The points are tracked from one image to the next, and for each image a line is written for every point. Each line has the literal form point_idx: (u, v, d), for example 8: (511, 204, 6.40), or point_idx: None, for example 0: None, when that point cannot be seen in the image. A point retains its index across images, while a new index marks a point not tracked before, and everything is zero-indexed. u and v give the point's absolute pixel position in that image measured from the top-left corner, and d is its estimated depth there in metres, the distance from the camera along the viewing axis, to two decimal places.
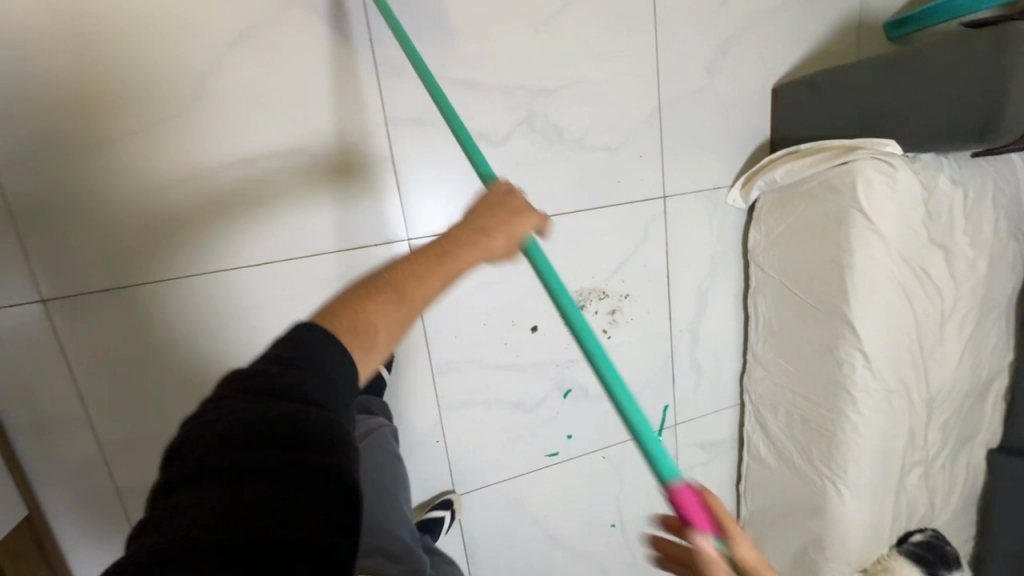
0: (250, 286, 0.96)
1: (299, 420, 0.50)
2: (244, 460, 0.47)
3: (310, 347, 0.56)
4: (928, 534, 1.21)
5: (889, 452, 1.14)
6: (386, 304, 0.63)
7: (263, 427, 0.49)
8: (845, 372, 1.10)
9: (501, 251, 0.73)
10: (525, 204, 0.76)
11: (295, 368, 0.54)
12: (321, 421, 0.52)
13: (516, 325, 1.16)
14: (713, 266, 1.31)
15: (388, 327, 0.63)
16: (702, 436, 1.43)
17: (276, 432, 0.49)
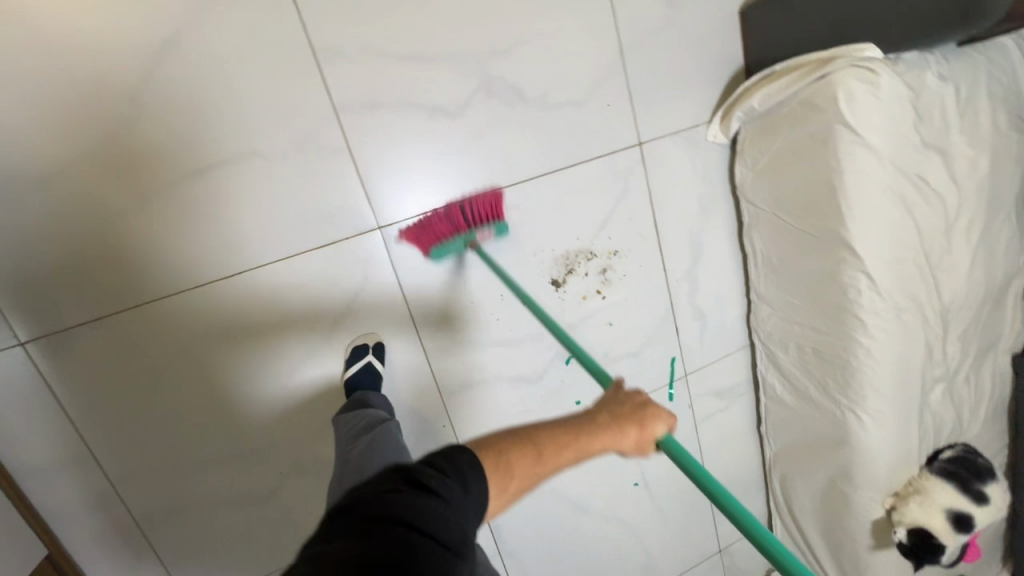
0: (229, 298, 0.95)
1: (414, 497, 0.58)
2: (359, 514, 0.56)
3: (455, 462, 0.66)
4: (958, 450, 1.17)
5: (909, 373, 1.10)
6: (526, 456, 0.71)
7: (409, 505, 0.57)
8: (851, 298, 1.06)
9: (629, 445, 0.74)
10: (653, 407, 0.79)
11: (443, 476, 0.63)
12: (432, 509, 0.58)
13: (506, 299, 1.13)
14: (702, 208, 1.26)
15: (523, 475, 0.70)
16: (715, 383, 1.40)
17: (408, 501, 0.58)
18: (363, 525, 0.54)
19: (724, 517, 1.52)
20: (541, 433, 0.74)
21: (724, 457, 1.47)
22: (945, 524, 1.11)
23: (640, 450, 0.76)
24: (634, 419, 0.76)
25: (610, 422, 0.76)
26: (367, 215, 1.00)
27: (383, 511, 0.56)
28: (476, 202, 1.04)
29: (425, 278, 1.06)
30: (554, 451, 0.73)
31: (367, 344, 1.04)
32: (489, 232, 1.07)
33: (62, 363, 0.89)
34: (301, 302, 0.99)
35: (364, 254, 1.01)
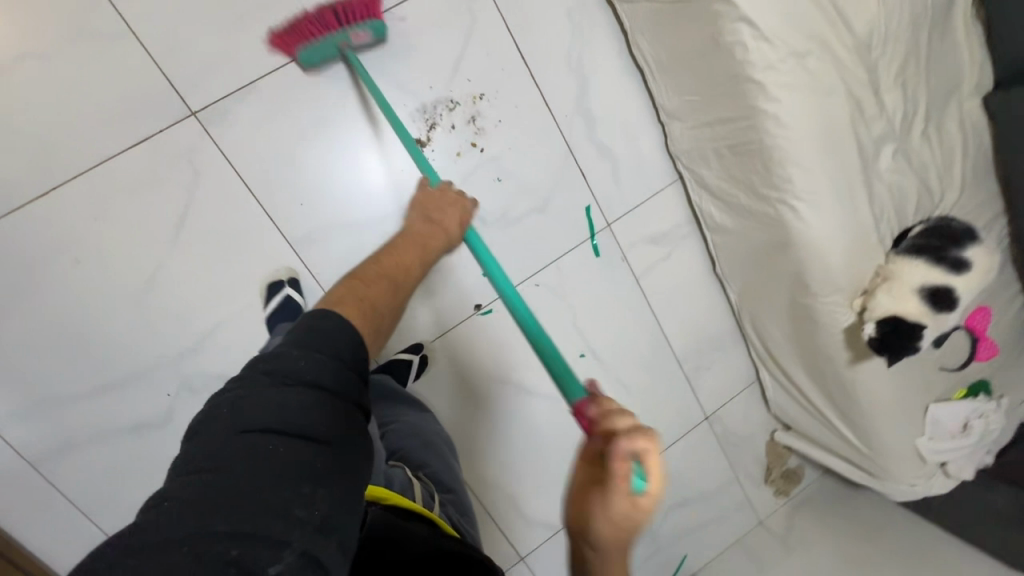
0: (52, 216, 0.90)
1: (283, 401, 0.56)
2: (245, 479, 0.51)
3: (312, 331, 0.63)
4: (929, 222, 0.96)
5: (837, 137, 0.91)
6: (382, 292, 0.80)
7: (281, 422, 0.55)
8: (740, 59, 0.88)
9: (455, 236, 0.96)
10: (454, 194, 0.99)
11: (313, 352, 0.61)
12: (301, 422, 0.56)
13: (369, 171, 1.04)
14: (576, 26, 1.10)
15: (389, 306, 0.80)
16: (649, 228, 1.24)
17: (279, 413, 0.55)
18: (254, 494, 0.50)
19: (702, 381, 1.37)
20: (378, 272, 0.84)
21: (684, 313, 1.31)
22: (921, 307, 0.92)
23: (457, 238, 0.97)
24: (441, 205, 0.97)
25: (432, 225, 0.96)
26: (177, 102, 0.93)
27: (278, 479, 0.51)
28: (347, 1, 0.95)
29: (343, 175, 1.03)
30: (401, 268, 0.88)
31: (281, 279, 1.01)
32: (365, 33, 0.96)
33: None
34: (133, 209, 0.93)
35: (189, 145, 0.94)
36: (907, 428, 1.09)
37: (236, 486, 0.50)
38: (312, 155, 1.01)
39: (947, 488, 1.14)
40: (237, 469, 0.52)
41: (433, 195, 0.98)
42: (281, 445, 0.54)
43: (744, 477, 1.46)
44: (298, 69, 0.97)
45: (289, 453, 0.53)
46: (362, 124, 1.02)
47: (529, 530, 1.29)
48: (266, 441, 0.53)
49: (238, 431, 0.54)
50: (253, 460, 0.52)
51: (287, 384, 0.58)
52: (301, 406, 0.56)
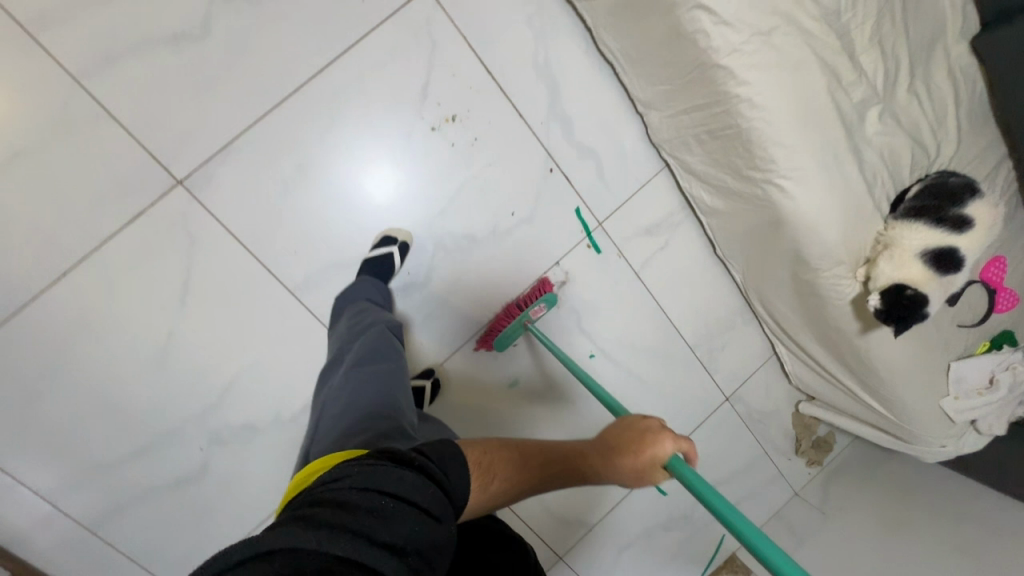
0: (67, 299, 0.95)
1: (402, 472, 0.50)
2: (361, 518, 0.45)
3: (438, 446, 0.57)
4: (926, 181, 0.93)
5: (817, 109, 0.88)
6: (505, 460, 0.63)
7: (402, 480, 0.50)
8: (703, 46, 0.85)
9: (630, 475, 0.64)
10: (666, 429, 0.66)
11: (427, 457, 0.55)
12: (422, 495, 0.50)
13: (352, 186, 1.06)
14: (539, 31, 1.09)
15: (506, 480, 0.61)
16: (643, 220, 1.23)
17: (402, 478, 0.50)
18: (364, 540, 0.43)
19: (718, 363, 1.35)
20: (558, 446, 0.67)
21: (690, 298, 1.30)
22: (924, 271, 0.90)
23: (645, 480, 0.65)
24: (630, 442, 0.65)
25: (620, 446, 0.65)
26: (162, 174, 0.96)
27: (389, 537, 0.45)
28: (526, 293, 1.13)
29: (343, 196, 1.06)
30: (536, 465, 0.64)
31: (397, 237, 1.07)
32: (541, 308, 1.12)
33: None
34: (138, 280, 0.98)
35: (180, 212, 0.98)
36: (929, 389, 1.07)
37: (350, 527, 0.44)
38: (322, 197, 1.05)
39: (978, 444, 1.12)
40: (355, 517, 0.45)
41: (634, 424, 0.67)
42: (396, 508, 0.47)
43: (773, 452, 1.45)
44: (278, 120, 1.00)
45: (404, 511, 0.48)
46: (368, 159, 1.05)
47: (563, 530, 1.31)
48: (379, 497, 0.47)
49: (356, 484, 0.48)
50: (369, 505, 0.46)
51: (401, 459, 0.53)
52: (413, 483, 0.50)
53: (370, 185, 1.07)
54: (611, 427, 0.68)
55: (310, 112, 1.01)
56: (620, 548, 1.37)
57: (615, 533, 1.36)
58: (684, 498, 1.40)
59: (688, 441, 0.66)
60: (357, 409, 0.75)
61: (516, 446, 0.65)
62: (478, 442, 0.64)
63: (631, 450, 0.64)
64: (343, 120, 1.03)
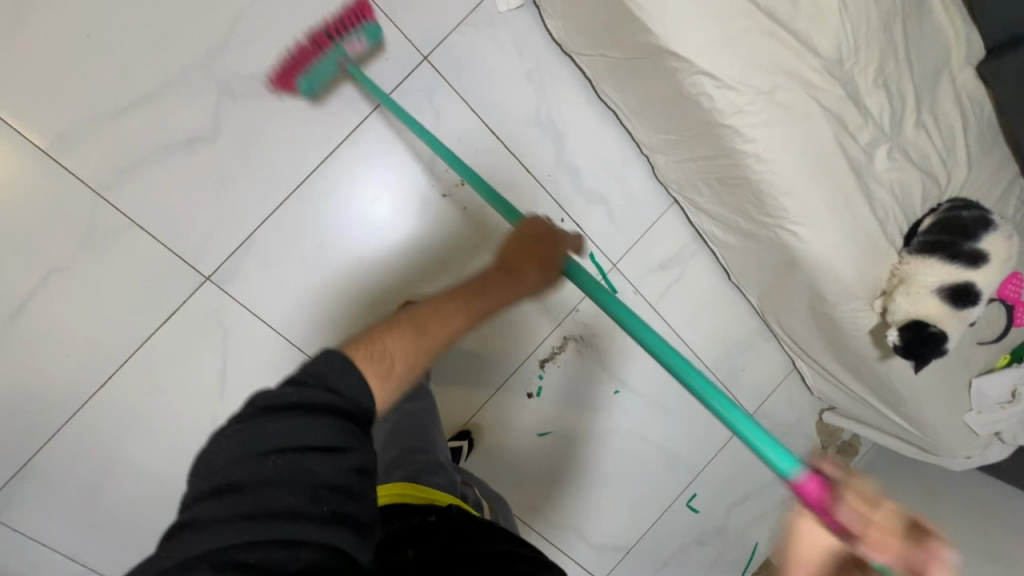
0: (115, 401, 0.99)
1: (279, 425, 0.53)
2: (255, 493, 0.51)
3: (314, 367, 0.57)
4: (939, 214, 0.93)
5: (823, 158, 0.89)
6: (402, 337, 0.64)
7: (282, 440, 0.53)
8: (708, 107, 0.86)
9: (537, 282, 0.81)
10: (558, 233, 0.85)
11: (307, 387, 0.56)
12: (309, 437, 0.53)
13: (362, 220, 1.06)
14: (539, 86, 1.10)
15: (408, 355, 0.64)
16: (656, 255, 1.25)
17: (278, 438, 0.53)
18: (263, 516, 0.50)
19: (740, 383, 1.39)
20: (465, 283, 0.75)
21: (708, 324, 1.32)
22: (940, 306, 0.92)
23: (550, 281, 0.82)
24: (530, 249, 0.82)
25: (529, 250, 0.82)
26: (190, 272, 0.99)
27: (288, 490, 0.51)
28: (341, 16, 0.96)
29: (353, 227, 1.06)
30: (433, 326, 0.67)
31: (419, 300, 1.12)
32: (359, 41, 0.97)
33: (10, 517, 0.97)
34: (179, 375, 1.02)
35: (211, 307, 1.01)
36: (952, 407, 1.09)
37: (244, 502, 0.51)
38: (352, 260, 1.07)
39: (1003, 454, 1.14)
40: (248, 488, 0.51)
41: (529, 228, 0.84)
42: (285, 461, 0.52)
43: None
44: (310, 194, 1.03)
45: (292, 467, 0.52)
46: (366, 189, 1.05)
47: (602, 554, 1.37)
48: (266, 460, 0.52)
49: (236, 456, 0.53)
50: (257, 479, 0.52)
51: (278, 405, 0.55)
52: (296, 428, 0.53)
53: (378, 213, 1.07)
54: (510, 240, 0.83)
55: (313, 177, 1.02)
56: (658, 566, 1.43)
57: (653, 552, 1.42)
58: (715, 512, 1.45)
59: (577, 238, 0.86)
60: (397, 445, 0.86)
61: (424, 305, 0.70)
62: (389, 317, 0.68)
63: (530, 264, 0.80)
64: (336, 159, 1.03)
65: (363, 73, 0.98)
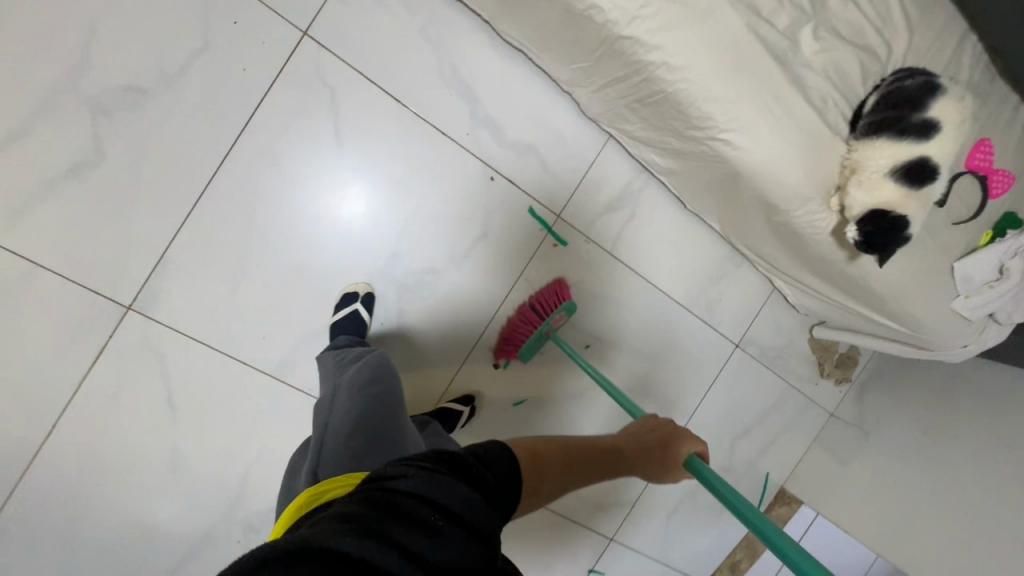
0: (65, 449, 0.96)
1: (455, 483, 0.43)
2: (408, 543, 0.38)
3: (492, 453, 0.50)
4: (882, 88, 0.84)
5: (740, 51, 0.80)
6: (550, 459, 0.57)
7: (461, 502, 0.42)
8: (602, 21, 0.78)
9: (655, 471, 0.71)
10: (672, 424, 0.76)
11: (483, 465, 0.48)
12: (476, 524, 0.42)
13: (295, 201, 1.01)
14: (437, 40, 1.02)
15: (550, 485, 0.55)
16: (602, 197, 1.17)
17: (461, 495, 0.42)
18: None
19: (718, 315, 1.32)
20: (594, 438, 0.67)
21: (673, 259, 1.25)
22: (898, 189, 0.83)
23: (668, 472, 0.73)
24: (658, 439, 0.73)
25: (642, 454, 0.71)
26: (109, 305, 0.95)
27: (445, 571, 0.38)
28: (541, 296, 1.15)
29: (291, 206, 1.01)
30: (577, 471, 0.60)
31: (356, 291, 1.05)
32: (561, 315, 1.15)
33: None
34: (126, 411, 0.99)
35: (142, 335, 0.98)
36: (938, 296, 1.01)
37: (403, 545, 0.38)
38: (302, 260, 1.04)
39: (1000, 335, 1.06)
40: (404, 531, 0.39)
41: (655, 423, 0.76)
42: (446, 529, 0.40)
43: (798, 382, 1.42)
44: (254, 196, 0.99)
45: (451, 538, 0.40)
46: (300, 167, 1.00)
47: (607, 512, 1.34)
48: (430, 513, 0.40)
49: (410, 490, 0.41)
50: (416, 527, 0.39)
51: (454, 465, 0.46)
52: (469, 500, 0.43)
53: (314, 191, 1.02)
54: (635, 428, 0.75)
55: (223, 173, 0.97)
56: (668, 513, 1.39)
57: (659, 500, 1.38)
58: (719, 451, 1.39)
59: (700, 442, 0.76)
60: (355, 428, 0.72)
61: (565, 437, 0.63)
62: (530, 437, 0.58)
63: (659, 448, 0.72)
64: (247, 141, 0.97)
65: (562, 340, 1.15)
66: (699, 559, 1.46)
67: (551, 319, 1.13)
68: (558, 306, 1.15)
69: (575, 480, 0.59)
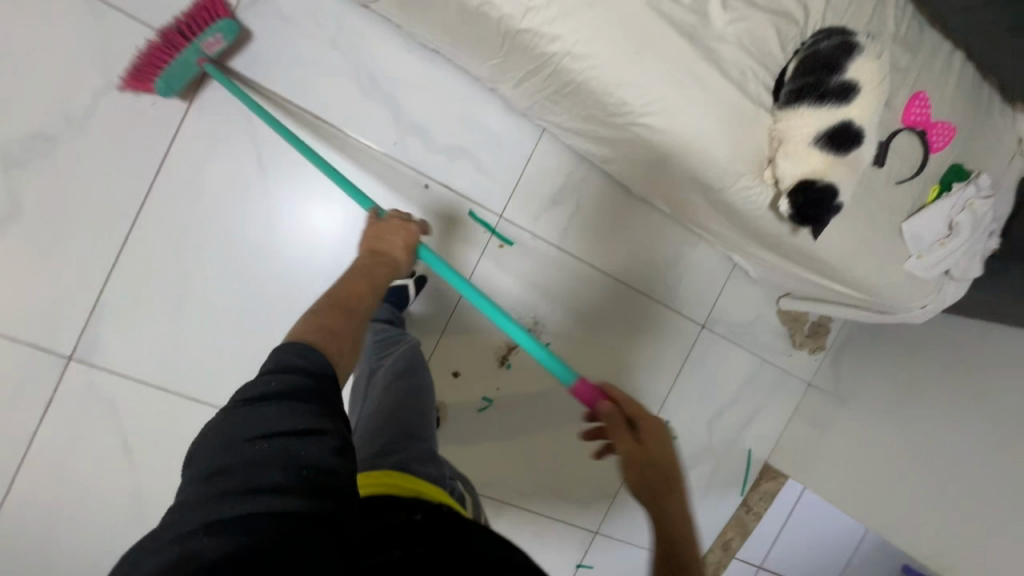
0: (24, 507, 0.95)
1: (261, 413, 0.49)
2: (242, 479, 0.46)
3: (289, 358, 0.54)
4: (801, 53, 0.81)
5: (643, 32, 0.77)
6: (329, 320, 0.65)
7: (276, 423, 0.48)
8: (496, 16, 0.75)
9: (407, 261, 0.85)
10: (398, 219, 0.87)
11: (288, 375, 0.53)
12: (298, 421, 0.49)
13: (230, 232, 1.00)
14: (347, 50, 0.99)
15: (343, 335, 0.65)
16: (544, 190, 1.15)
17: (269, 423, 0.48)
18: (248, 511, 0.44)
19: (680, 296, 1.30)
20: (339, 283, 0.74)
21: (624, 245, 1.23)
22: (824, 155, 0.81)
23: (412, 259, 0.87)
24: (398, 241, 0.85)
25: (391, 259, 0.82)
26: (50, 357, 0.94)
27: (294, 471, 0.47)
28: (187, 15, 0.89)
29: (227, 238, 1.00)
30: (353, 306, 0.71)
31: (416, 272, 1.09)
32: (216, 38, 0.89)
33: None
34: (80, 461, 0.98)
35: (87, 383, 0.97)
36: (891, 259, 0.97)
37: (244, 484, 0.45)
38: (241, 293, 1.03)
39: (960, 290, 1.04)
40: (235, 474, 0.46)
41: (386, 226, 0.86)
42: (271, 448, 0.47)
43: (771, 355, 1.40)
44: (184, 231, 0.98)
45: (279, 450, 0.47)
46: (230, 197, 0.99)
47: (589, 506, 1.33)
48: (252, 444, 0.47)
49: (225, 443, 0.48)
50: (246, 466, 0.46)
51: (258, 396, 0.51)
52: (277, 414, 0.49)
53: (249, 220, 1.01)
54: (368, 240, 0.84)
55: (147, 213, 0.95)
56: None
57: None
58: (697, 434, 1.37)
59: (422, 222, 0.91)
60: (386, 424, 0.79)
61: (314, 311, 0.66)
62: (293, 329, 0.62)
63: (397, 247, 0.84)
64: (168, 178, 0.95)
65: (225, 75, 0.91)
66: None
67: (200, 42, 0.89)
68: (211, 24, 0.89)
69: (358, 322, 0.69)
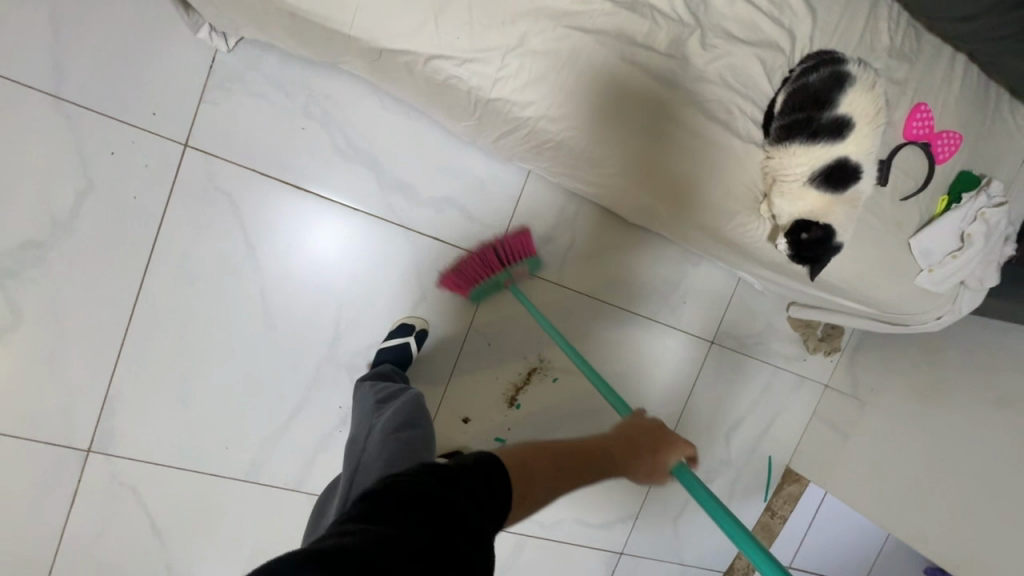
0: None
1: (437, 488, 0.45)
2: (387, 538, 0.40)
3: (480, 464, 0.51)
4: (789, 87, 0.78)
5: (618, 88, 0.75)
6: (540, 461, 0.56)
7: (439, 498, 0.45)
8: (464, 88, 0.74)
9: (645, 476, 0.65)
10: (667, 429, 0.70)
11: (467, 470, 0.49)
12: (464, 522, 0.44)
13: (227, 310, 1.00)
14: (323, 118, 0.98)
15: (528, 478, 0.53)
16: (536, 231, 1.13)
17: (437, 495, 0.45)
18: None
19: (686, 315, 1.27)
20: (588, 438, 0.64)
21: (624, 273, 1.21)
22: (819, 195, 0.82)
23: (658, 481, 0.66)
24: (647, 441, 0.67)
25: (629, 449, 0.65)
26: (69, 452, 0.96)
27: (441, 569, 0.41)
28: (508, 244, 1.09)
29: (224, 316, 1.00)
30: (568, 471, 0.58)
31: (420, 327, 1.08)
32: (524, 268, 1.12)
33: None
34: (112, 544, 1.01)
35: (107, 473, 0.99)
36: (901, 278, 0.94)
37: (385, 541, 0.40)
38: (245, 368, 1.03)
39: (976, 298, 1.00)
40: (380, 534, 0.41)
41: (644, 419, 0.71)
42: (420, 530, 0.42)
43: (784, 362, 1.38)
44: (181, 316, 0.98)
45: (430, 533, 0.42)
46: (221, 276, 0.98)
47: (611, 528, 1.34)
48: (405, 512, 0.43)
49: (390, 497, 0.44)
50: (396, 528, 0.41)
51: (438, 472, 0.48)
52: (449, 499, 0.45)
53: (243, 295, 1.00)
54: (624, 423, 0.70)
55: (142, 303, 0.96)
56: (674, 515, 1.39)
57: (663, 504, 1.38)
58: (715, 449, 1.36)
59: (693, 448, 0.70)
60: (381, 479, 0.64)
61: (549, 449, 0.59)
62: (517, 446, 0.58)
63: (648, 446, 0.66)
64: (159, 267, 0.95)
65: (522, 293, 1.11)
66: (713, 549, 1.47)
67: (514, 271, 1.11)
68: (522, 259, 1.11)
69: (562, 485, 0.56)
